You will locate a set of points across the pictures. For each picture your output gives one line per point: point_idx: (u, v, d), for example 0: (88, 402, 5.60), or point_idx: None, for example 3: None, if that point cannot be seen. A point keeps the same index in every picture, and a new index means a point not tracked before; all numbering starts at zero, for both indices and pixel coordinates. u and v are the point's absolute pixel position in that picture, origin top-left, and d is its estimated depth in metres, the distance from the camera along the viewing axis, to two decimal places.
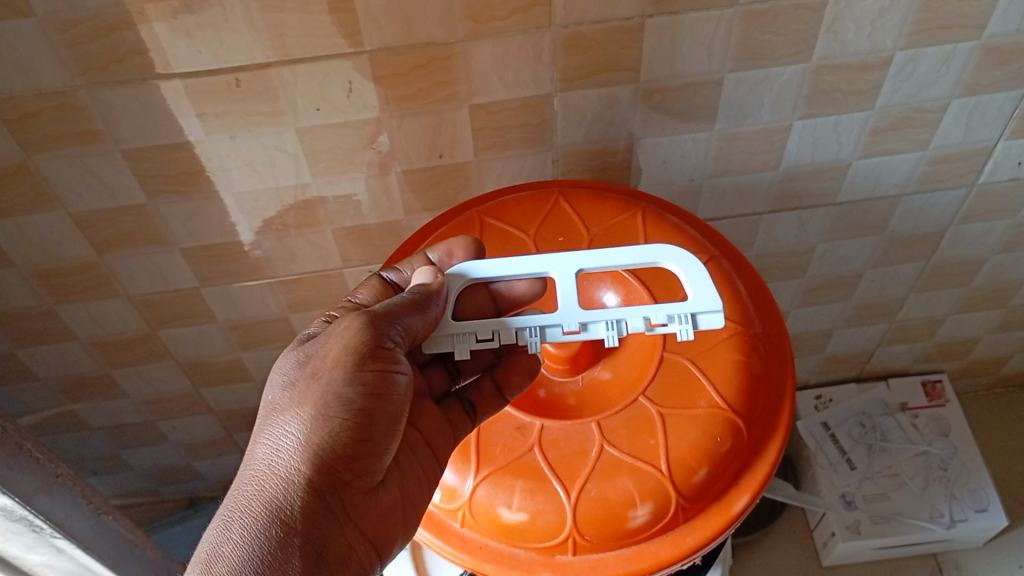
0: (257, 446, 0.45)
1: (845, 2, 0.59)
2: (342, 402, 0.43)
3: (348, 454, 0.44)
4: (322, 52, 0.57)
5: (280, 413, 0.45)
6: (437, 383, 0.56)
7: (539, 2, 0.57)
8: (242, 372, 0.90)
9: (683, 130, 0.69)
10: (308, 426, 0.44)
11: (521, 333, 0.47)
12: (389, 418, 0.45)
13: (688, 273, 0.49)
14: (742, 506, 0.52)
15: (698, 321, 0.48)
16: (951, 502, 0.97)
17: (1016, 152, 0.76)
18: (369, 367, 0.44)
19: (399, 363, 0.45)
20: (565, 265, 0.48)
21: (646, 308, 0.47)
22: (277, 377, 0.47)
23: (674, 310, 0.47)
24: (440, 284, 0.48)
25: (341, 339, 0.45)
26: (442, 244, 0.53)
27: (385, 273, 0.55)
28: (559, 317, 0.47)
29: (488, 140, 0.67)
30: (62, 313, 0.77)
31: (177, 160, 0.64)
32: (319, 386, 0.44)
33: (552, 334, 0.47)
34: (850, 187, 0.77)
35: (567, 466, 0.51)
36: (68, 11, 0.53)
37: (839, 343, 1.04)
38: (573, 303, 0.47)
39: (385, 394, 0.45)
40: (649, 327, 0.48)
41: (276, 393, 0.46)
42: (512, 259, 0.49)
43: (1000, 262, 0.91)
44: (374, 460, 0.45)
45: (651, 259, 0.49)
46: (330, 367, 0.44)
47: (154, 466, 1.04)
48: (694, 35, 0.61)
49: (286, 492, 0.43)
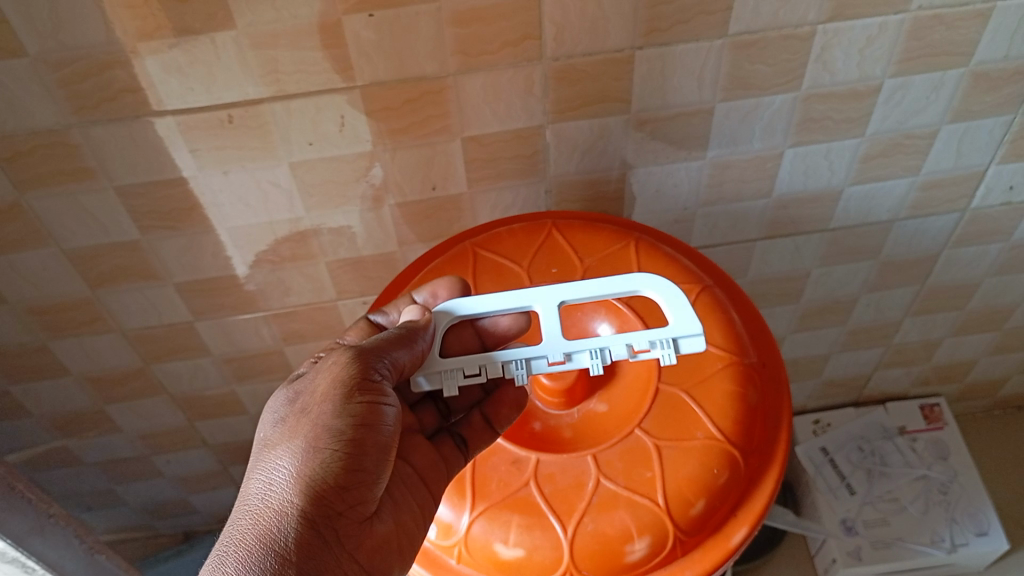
0: (250, 483, 0.44)
1: (833, 32, 0.60)
2: (332, 432, 0.44)
3: (341, 484, 0.43)
4: (314, 87, 0.58)
5: (272, 449, 0.44)
6: (428, 421, 0.56)
7: (530, 36, 0.57)
8: (237, 406, 0.90)
9: (675, 158, 0.69)
10: (300, 458, 0.43)
11: (508, 367, 0.48)
12: (380, 450, 0.45)
13: (668, 300, 0.50)
14: (740, 538, 0.51)
15: (680, 346, 0.48)
16: (951, 526, 0.96)
17: (1007, 177, 0.76)
18: (358, 399, 0.45)
19: (386, 396, 0.46)
20: (547, 298, 0.49)
21: (628, 334, 0.48)
22: (268, 416, 0.47)
23: (655, 336, 0.48)
24: (427, 320, 0.49)
25: (329, 375, 0.46)
26: (426, 286, 0.54)
27: (373, 315, 0.55)
28: (544, 348, 0.47)
29: (481, 171, 0.67)
30: (56, 349, 0.77)
31: (170, 196, 0.64)
32: (310, 420, 0.44)
33: (538, 366, 0.48)
34: (843, 213, 0.78)
35: (563, 501, 0.51)
36: (61, 51, 0.53)
37: (835, 367, 1.04)
38: (557, 334, 0.48)
39: (375, 425, 0.45)
40: (632, 354, 0.48)
41: (267, 431, 0.46)
42: (495, 295, 0.50)
43: (994, 285, 0.91)
44: (367, 491, 0.45)
45: (631, 288, 0.50)
46: (320, 401, 0.45)
47: (149, 500, 1.04)
48: (684, 66, 0.61)
49: (279, 523, 0.42)
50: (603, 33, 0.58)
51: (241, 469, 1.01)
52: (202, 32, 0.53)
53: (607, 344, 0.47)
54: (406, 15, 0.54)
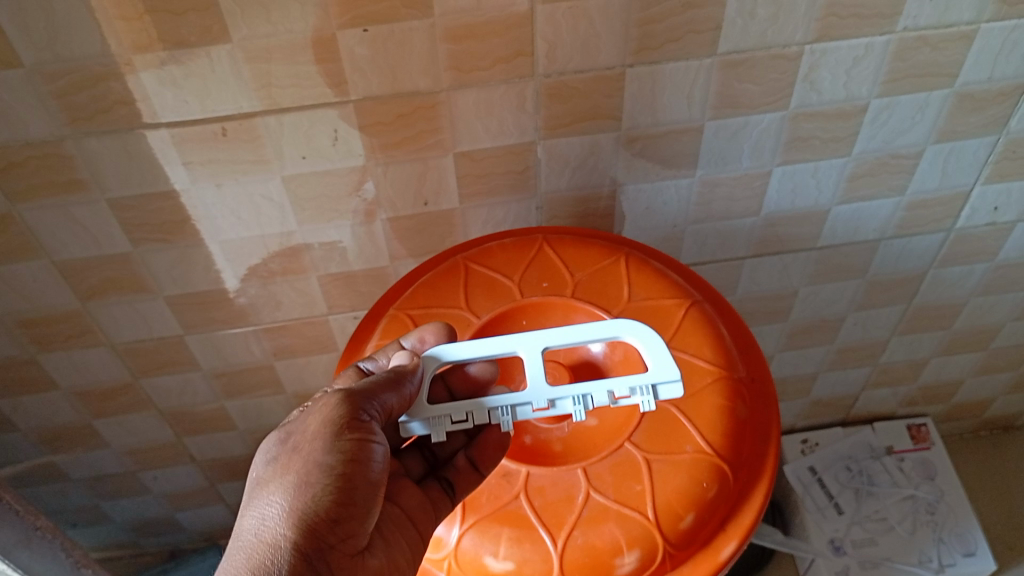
0: (243, 519, 0.44)
1: (820, 53, 0.61)
2: (323, 469, 0.44)
3: (333, 518, 0.43)
4: (308, 101, 0.58)
5: (264, 486, 0.44)
6: (414, 467, 0.56)
7: (523, 52, 0.58)
8: (226, 422, 0.89)
9: (665, 176, 0.69)
10: (292, 493, 0.43)
11: (494, 413, 0.49)
12: (370, 486, 0.46)
13: (648, 344, 0.51)
14: (730, 551, 0.51)
15: (658, 392, 0.49)
16: (939, 546, 0.96)
17: (991, 198, 0.78)
18: (347, 436, 0.45)
19: (376, 435, 0.46)
20: (532, 343, 0.50)
21: (609, 381, 0.49)
22: (259, 456, 0.47)
23: (636, 382, 0.49)
24: (416, 364, 0.50)
25: (319, 415, 0.46)
26: (414, 331, 0.54)
27: (361, 363, 0.53)
28: (529, 395, 0.49)
29: (473, 186, 0.68)
30: (44, 362, 0.77)
31: (163, 208, 0.64)
32: (301, 457, 0.44)
33: (524, 412, 0.49)
34: (830, 232, 0.78)
35: (553, 514, 0.51)
36: (56, 63, 0.53)
37: (823, 387, 1.04)
38: (540, 381, 0.49)
39: (365, 462, 0.45)
40: (613, 400, 0.49)
41: (259, 470, 0.46)
42: (479, 341, 0.51)
43: (980, 305, 0.92)
44: (358, 525, 0.45)
45: (612, 333, 0.51)
46: (310, 439, 0.45)
47: (135, 518, 1.03)
48: (673, 84, 0.62)
49: (272, 557, 0.42)
50: (594, 50, 0.59)
51: (229, 485, 1.00)
52: (198, 46, 0.54)
53: (590, 392, 0.49)
54: (400, 30, 0.55)
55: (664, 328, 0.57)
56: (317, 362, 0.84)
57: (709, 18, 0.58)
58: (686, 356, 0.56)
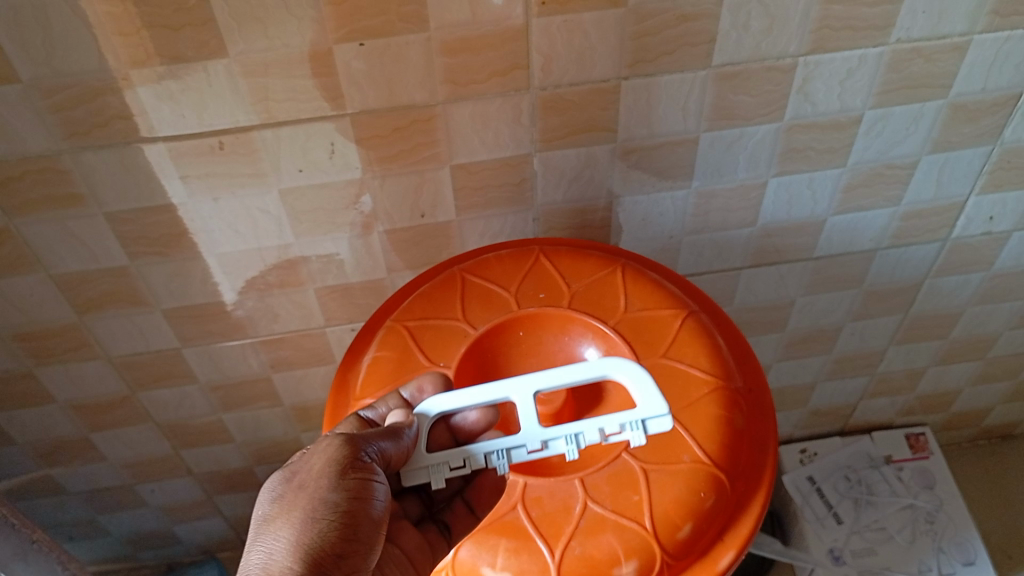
0: (250, 555, 0.45)
1: (814, 64, 0.61)
2: (328, 505, 0.45)
3: (337, 553, 0.44)
4: (305, 115, 0.58)
5: (270, 522, 0.45)
6: (413, 507, 0.57)
7: (518, 65, 0.58)
8: (223, 435, 0.89)
9: (661, 187, 0.70)
10: (298, 529, 0.44)
11: (489, 458, 0.50)
12: (372, 524, 0.46)
13: (637, 378, 0.51)
14: (727, 562, 0.51)
15: (648, 426, 0.50)
16: (938, 555, 0.96)
17: (986, 207, 0.78)
18: (351, 475, 0.46)
19: (378, 475, 0.47)
20: (523, 387, 0.50)
21: (600, 420, 0.50)
22: (263, 494, 0.47)
23: (626, 420, 0.50)
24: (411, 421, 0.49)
25: (323, 454, 0.47)
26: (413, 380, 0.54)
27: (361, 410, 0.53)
28: (523, 438, 0.49)
29: (469, 199, 0.68)
30: (42, 376, 0.77)
31: (159, 222, 0.64)
32: (307, 494, 0.45)
33: (518, 455, 0.50)
34: (826, 242, 0.79)
35: (550, 524, 0.50)
36: (53, 78, 0.53)
37: (821, 397, 1.04)
38: (533, 424, 0.49)
39: (368, 501, 0.46)
40: (605, 437, 0.50)
41: (264, 508, 0.46)
42: (469, 391, 0.50)
43: (976, 314, 0.92)
44: (361, 561, 0.45)
45: (601, 372, 0.51)
46: (316, 477, 0.46)
47: (132, 531, 1.03)
48: (668, 96, 0.62)
49: None
50: (589, 63, 0.59)
51: (227, 497, 1.00)
52: (195, 60, 0.54)
53: (581, 430, 0.49)
54: (397, 44, 0.55)
55: (660, 338, 0.57)
56: (315, 374, 0.84)
57: (703, 31, 0.58)
58: (683, 366, 0.56)
